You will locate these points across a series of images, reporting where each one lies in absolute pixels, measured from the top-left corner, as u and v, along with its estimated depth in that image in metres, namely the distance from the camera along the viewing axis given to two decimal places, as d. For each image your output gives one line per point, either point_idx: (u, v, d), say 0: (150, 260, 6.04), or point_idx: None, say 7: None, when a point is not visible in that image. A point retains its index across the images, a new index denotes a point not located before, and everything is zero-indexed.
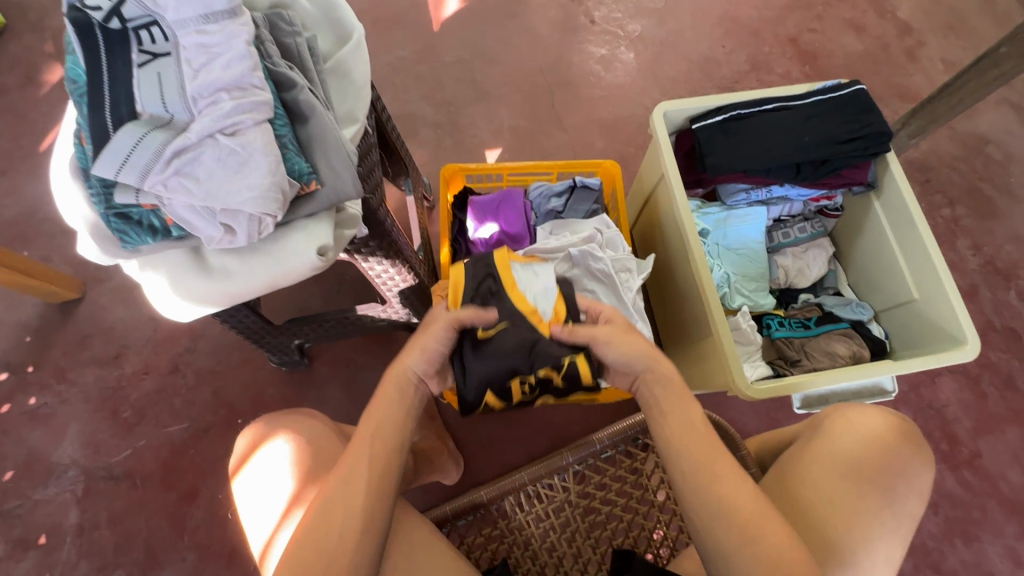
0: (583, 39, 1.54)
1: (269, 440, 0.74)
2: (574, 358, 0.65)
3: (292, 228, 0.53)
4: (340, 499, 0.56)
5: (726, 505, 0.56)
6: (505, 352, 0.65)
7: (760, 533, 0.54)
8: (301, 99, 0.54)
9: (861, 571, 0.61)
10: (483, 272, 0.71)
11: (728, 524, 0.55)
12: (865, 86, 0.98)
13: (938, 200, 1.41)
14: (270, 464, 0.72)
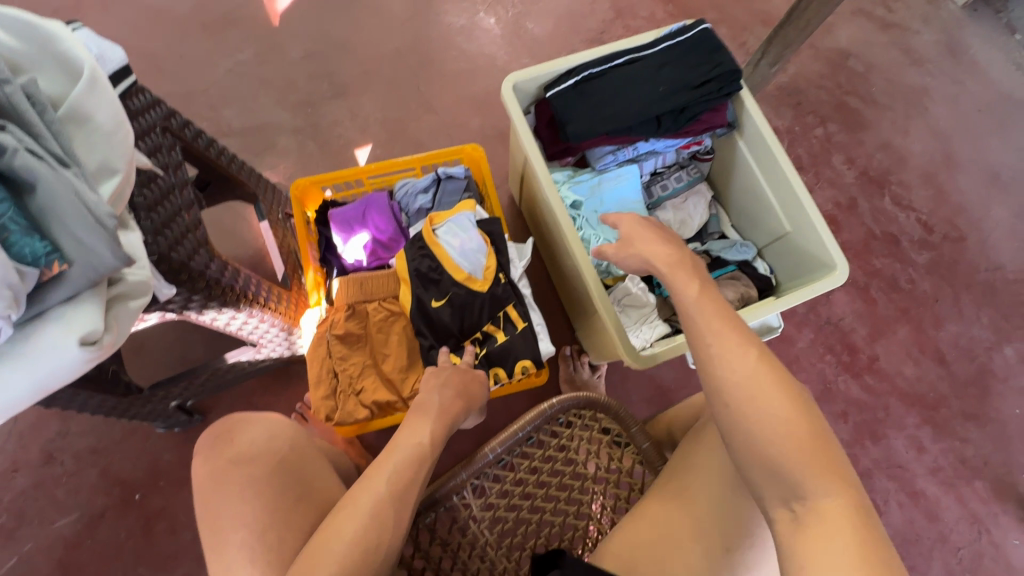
0: (439, 10, 1.44)
1: (246, 437, 0.66)
2: (507, 310, 0.87)
3: (46, 319, 0.45)
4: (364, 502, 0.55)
5: (740, 369, 0.52)
6: (452, 322, 0.86)
7: (779, 408, 0.50)
8: (16, 165, 0.44)
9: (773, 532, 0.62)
10: (418, 253, 0.88)
11: (755, 413, 0.50)
12: (710, 24, 0.96)
13: (811, 121, 1.44)
14: (241, 466, 0.64)
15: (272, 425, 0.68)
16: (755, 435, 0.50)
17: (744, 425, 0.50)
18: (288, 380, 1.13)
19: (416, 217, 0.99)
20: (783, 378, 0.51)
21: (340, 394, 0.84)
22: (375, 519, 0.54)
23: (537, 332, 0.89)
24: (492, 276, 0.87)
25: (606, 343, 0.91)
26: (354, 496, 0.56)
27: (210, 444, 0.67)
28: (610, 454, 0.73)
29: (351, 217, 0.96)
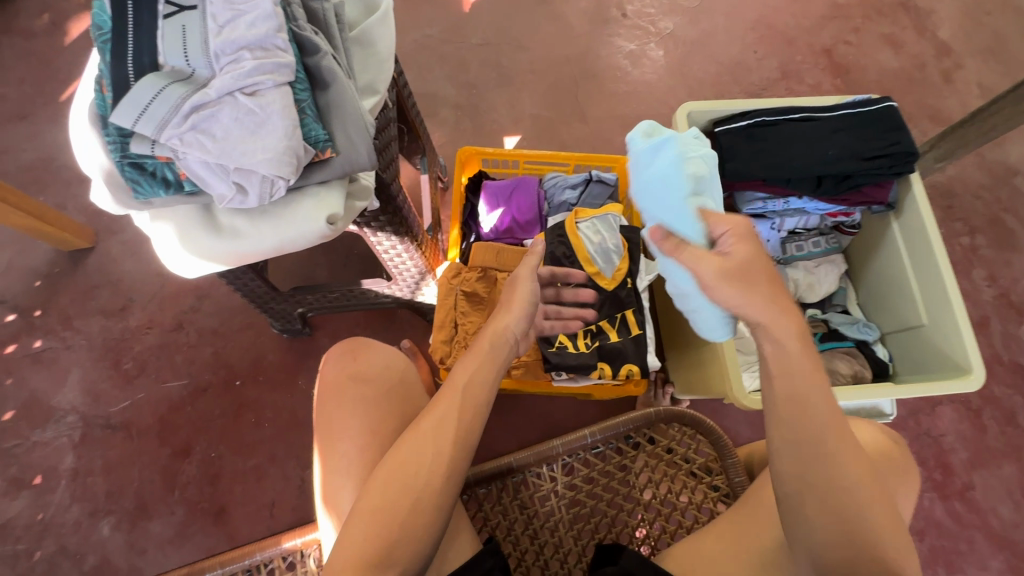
0: (613, 32, 1.52)
1: (360, 361, 0.73)
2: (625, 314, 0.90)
3: (303, 194, 0.53)
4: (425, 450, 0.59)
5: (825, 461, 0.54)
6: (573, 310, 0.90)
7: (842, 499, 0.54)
8: (323, 65, 0.53)
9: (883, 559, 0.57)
10: (557, 239, 0.93)
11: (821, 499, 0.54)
12: (896, 103, 0.96)
13: (959, 228, 1.39)
14: (355, 390, 0.71)
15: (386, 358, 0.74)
16: (810, 504, 0.54)
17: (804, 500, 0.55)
18: (390, 323, 1.21)
19: (557, 210, 1.04)
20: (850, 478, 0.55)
21: (456, 344, 0.89)
22: (426, 467, 0.58)
23: (648, 343, 0.90)
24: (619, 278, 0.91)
25: (710, 376, 0.93)
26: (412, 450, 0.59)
27: (336, 356, 0.74)
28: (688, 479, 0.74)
29: (501, 193, 1.02)
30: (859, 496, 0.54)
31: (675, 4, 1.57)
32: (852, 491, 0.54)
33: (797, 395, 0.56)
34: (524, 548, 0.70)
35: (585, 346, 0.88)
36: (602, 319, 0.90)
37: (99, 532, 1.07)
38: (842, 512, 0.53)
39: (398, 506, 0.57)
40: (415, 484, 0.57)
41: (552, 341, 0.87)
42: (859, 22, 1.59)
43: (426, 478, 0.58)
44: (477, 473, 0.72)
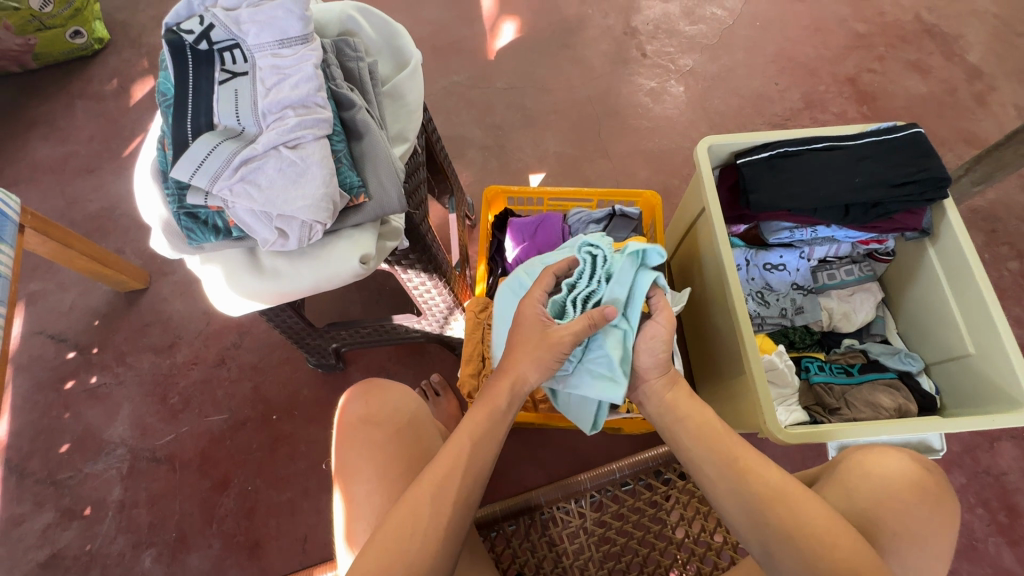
0: (634, 71, 1.57)
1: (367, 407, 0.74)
2: None
3: (338, 236, 0.57)
4: (430, 502, 0.58)
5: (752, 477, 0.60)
6: None
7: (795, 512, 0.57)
8: (358, 118, 0.57)
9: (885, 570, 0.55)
10: None
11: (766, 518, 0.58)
12: (923, 129, 0.95)
13: (1006, 252, 1.33)
14: (366, 434, 0.72)
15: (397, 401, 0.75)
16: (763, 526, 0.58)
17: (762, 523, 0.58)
18: (420, 356, 1.23)
19: None
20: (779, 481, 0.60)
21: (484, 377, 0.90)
22: (428, 522, 0.57)
23: None
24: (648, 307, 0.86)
25: (743, 409, 0.90)
26: (413, 503, 0.58)
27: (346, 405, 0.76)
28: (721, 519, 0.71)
29: (526, 229, 1.04)
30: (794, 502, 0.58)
31: (695, 42, 1.61)
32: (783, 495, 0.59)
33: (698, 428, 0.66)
34: None
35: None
36: None
37: (141, 564, 1.10)
38: (778, 515, 0.57)
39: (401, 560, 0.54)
40: (418, 534, 0.56)
41: None
42: (882, 50, 1.59)
43: (436, 531, 0.56)
44: (503, 510, 0.72)
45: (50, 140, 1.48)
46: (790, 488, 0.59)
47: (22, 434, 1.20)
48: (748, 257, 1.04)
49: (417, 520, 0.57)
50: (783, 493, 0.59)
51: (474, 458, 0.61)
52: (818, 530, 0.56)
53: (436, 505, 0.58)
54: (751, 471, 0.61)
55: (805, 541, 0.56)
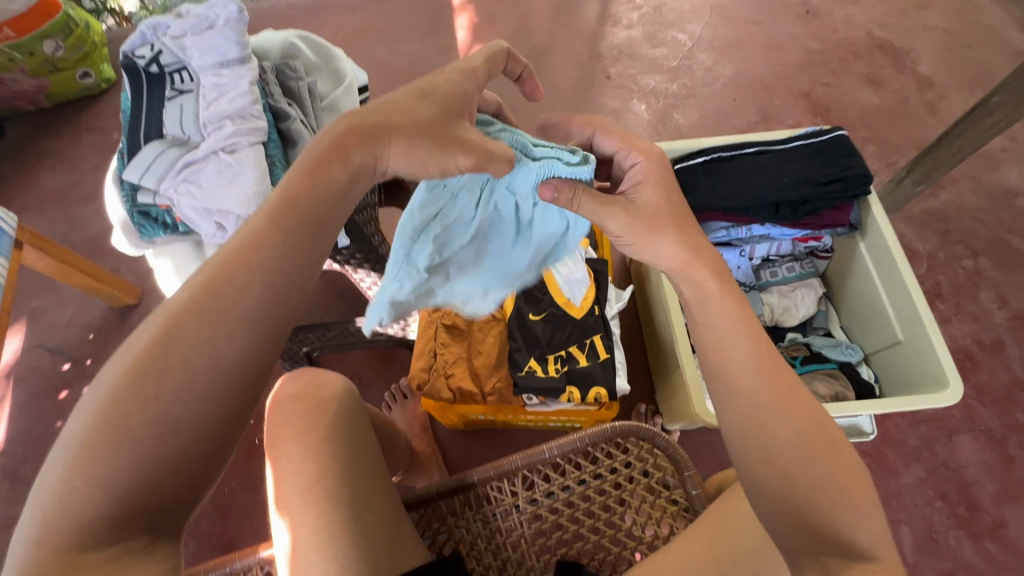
0: (599, 92, 1.67)
1: (290, 395, 0.71)
2: (593, 340, 0.94)
3: None
4: (182, 359, 0.46)
5: (767, 437, 0.50)
6: (543, 338, 0.95)
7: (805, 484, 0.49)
8: (292, 128, 0.65)
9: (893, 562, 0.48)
10: None
11: (771, 489, 0.50)
12: (846, 132, 1.02)
13: (960, 251, 1.36)
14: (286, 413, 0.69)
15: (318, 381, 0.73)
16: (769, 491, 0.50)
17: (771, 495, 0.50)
18: (391, 361, 1.29)
19: None
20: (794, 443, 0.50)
21: (435, 371, 0.96)
22: (168, 392, 0.45)
23: (617, 367, 0.94)
24: (592, 302, 0.96)
25: (681, 398, 0.95)
26: (155, 358, 0.45)
27: (282, 390, 0.72)
28: (645, 495, 0.75)
29: None
30: (805, 471, 0.49)
31: (657, 63, 1.71)
32: (793, 463, 0.49)
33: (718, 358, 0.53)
34: (482, 565, 0.73)
35: (554, 370, 0.93)
36: (571, 345, 0.94)
37: None
38: (784, 489, 0.49)
39: (120, 435, 0.43)
40: (147, 400, 0.44)
41: (522, 367, 0.94)
42: (836, 65, 1.67)
43: (178, 405, 0.45)
44: (438, 488, 0.75)
45: (58, 170, 1.61)
46: (806, 454, 0.49)
47: (16, 441, 1.27)
48: None
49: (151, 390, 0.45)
50: (797, 455, 0.49)
51: (242, 311, 0.48)
52: (831, 507, 0.48)
53: (178, 388, 0.45)
54: (770, 431, 0.50)
55: (805, 518, 0.49)
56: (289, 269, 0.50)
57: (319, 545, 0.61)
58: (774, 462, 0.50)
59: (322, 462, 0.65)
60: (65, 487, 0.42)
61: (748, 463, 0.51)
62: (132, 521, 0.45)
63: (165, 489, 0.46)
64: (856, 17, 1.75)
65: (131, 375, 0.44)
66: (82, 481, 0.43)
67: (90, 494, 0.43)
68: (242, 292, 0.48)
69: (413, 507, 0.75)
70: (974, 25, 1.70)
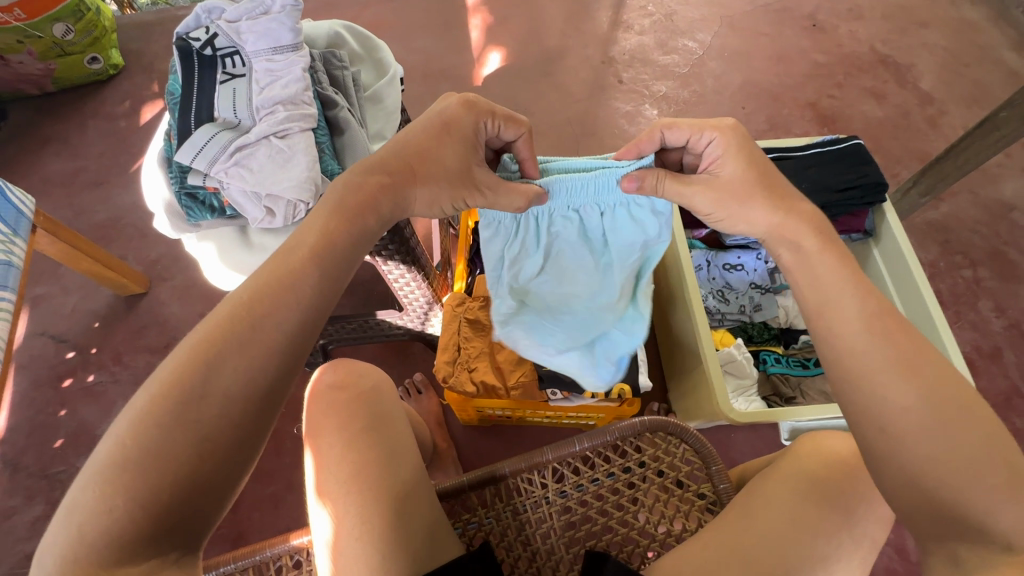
0: (611, 96, 1.69)
1: (326, 385, 0.73)
2: None
3: None
4: (220, 382, 0.47)
5: (879, 406, 0.49)
6: None
7: (926, 455, 0.47)
8: (340, 116, 0.66)
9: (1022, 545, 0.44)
10: None
11: (887, 456, 0.49)
12: (862, 141, 1.04)
13: (959, 261, 1.41)
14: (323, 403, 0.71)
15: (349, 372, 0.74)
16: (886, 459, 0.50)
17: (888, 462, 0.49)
18: (404, 356, 1.29)
19: None
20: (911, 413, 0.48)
21: (459, 364, 0.97)
22: (209, 415, 0.47)
23: (639, 363, 0.96)
24: None
25: (700, 395, 0.97)
26: (193, 379, 0.47)
27: (319, 379, 0.74)
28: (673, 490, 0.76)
29: None
30: (919, 442, 0.47)
31: (667, 69, 1.74)
32: (906, 433, 0.48)
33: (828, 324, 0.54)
34: (511, 556, 0.73)
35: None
36: None
37: None
38: (897, 457, 0.49)
39: (165, 460, 0.44)
40: (186, 423, 0.46)
41: None
42: (841, 78, 1.71)
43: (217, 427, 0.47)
44: (469, 480, 0.76)
45: (63, 156, 1.58)
46: (927, 424, 0.47)
47: (18, 430, 1.24)
48: (709, 258, 1.11)
49: (189, 414, 0.46)
50: (915, 425, 0.48)
51: (276, 333, 0.50)
52: (949, 479, 0.46)
53: (216, 411, 0.47)
54: (880, 399, 0.49)
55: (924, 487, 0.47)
56: (316, 310, 0.52)
57: (360, 537, 0.63)
58: (889, 432, 0.49)
59: (361, 455, 0.67)
60: (105, 507, 0.42)
61: (865, 429, 0.51)
62: (165, 537, 0.45)
63: (200, 506, 0.47)
64: (860, 33, 1.80)
65: (172, 400, 0.45)
66: (127, 499, 0.43)
67: (127, 512, 0.43)
68: (273, 325, 0.50)
69: (444, 497, 0.76)
70: (972, 44, 1.76)
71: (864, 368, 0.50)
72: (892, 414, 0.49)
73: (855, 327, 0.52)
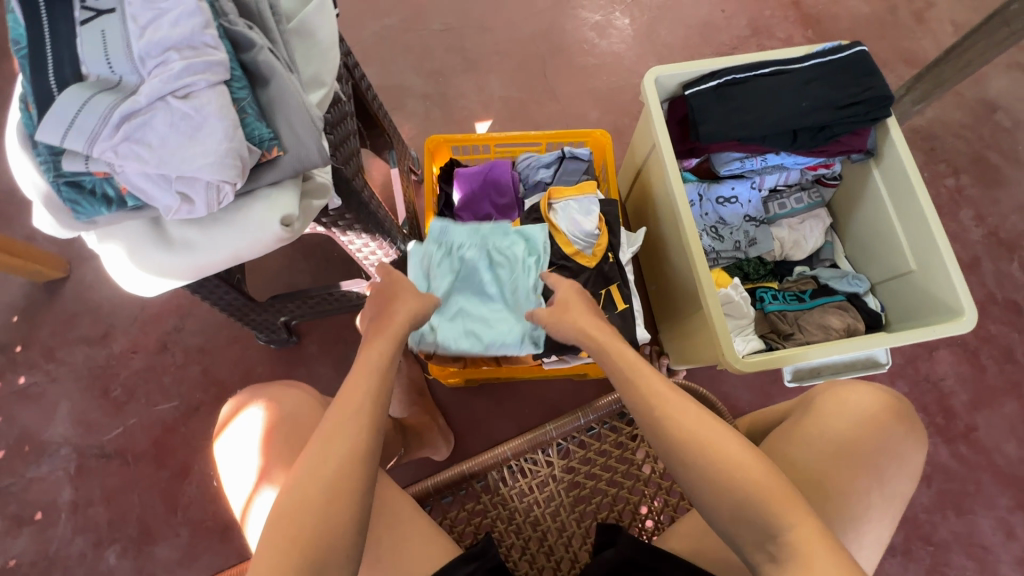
0: (577, 4, 1.48)
1: (249, 409, 0.71)
2: (608, 290, 0.88)
3: (255, 197, 0.51)
4: (320, 463, 0.52)
5: (665, 425, 0.57)
6: None
7: (726, 464, 0.53)
8: (260, 60, 0.50)
9: (790, 529, 0.49)
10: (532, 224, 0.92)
11: (708, 479, 0.53)
12: (866, 47, 0.93)
13: (943, 169, 1.37)
14: (243, 434, 0.70)
15: (274, 393, 0.72)
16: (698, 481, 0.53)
17: (698, 482, 0.53)
18: None
19: (534, 190, 1.02)
20: (733, 449, 0.54)
21: None
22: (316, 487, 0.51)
23: (636, 316, 0.88)
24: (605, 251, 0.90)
25: (702, 341, 0.91)
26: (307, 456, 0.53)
27: (228, 412, 0.74)
28: None
29: (474, 179, 1.00)
30: (718, 466, 0.53)
31: None
32: (704, 472, 0.53)
33: (661, 403, 0.58)
34: (519, 540, 0.69)
35: None
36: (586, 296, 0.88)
37: (106, 562, 1.06)
38: (699, 464, 0.53)
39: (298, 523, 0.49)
40: (308, 495, 0.51)
41: None
42: None
43: (327, 487, 0.51)
44: (472, 467, 0.71)
45: None
46: (702, 436, 0.55)
47: None
48: (701, 191, 1.03)
49: (308, 489, 0.51)
50: (696, 440, 0.54)
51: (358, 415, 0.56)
52: (744, 480, 0.51)
53: (320, 476, 0.52)
54: (676, 423, 0.56)
55: (725, 485, 0.52)
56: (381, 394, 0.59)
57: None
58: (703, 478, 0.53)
59: None
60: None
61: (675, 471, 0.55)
62: None
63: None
64: None
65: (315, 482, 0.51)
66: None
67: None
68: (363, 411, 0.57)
69: (446, 490, 0.71)
70: None
71: (676, 424, 0.56)
72: (713, 459, 0.53)
73: (678, 411, 0.57)
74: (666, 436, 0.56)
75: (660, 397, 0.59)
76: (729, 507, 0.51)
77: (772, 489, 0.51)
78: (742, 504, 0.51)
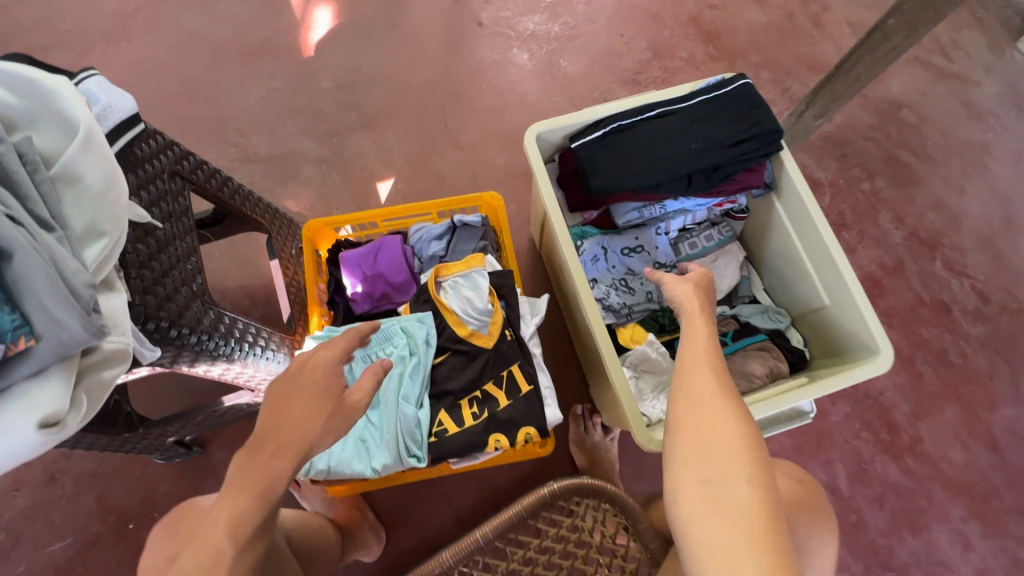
0: (472, 44, 1.42)
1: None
2: (510, 371, 0.82)
3: (8, 396, 0.43)
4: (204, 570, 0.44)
5: (688, 378, 0.55)
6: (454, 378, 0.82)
7: (715, 430, 0.50)
8: None
9: (723, 508, 0.47)
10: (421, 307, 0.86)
11: (690, 433, 0.51)
12: (750, 79, 0.90)
13: (858, 174, 1.36)
14: None
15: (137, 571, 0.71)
16: (685, 428, 0.52)
17: (683, 429, 0.52)
18: None
19: (429, 264, 0.95)
20: (738, 428, 0.51)
21: None
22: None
23: (543, 395, 0.82)
24: (502, 326, 0.83)
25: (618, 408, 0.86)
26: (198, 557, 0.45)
27: None
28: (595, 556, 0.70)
29: (361, 260, 0.93)
30: (712, 428, 0.50)
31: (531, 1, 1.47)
32: (699, 424, 0.51)
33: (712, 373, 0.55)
34: None
35: (472, 417, 0.79)
36: (487, 382, 0.81)
37: None
38: (693, 421, 0.51)
39: None
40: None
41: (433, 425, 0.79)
42: None
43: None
44: None
45: None
46: (717, 400, 0.52)
47: None
48: (604, 245, 0.97)
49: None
50: (705, 399, 0.53)
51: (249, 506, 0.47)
52: (723, 447, 0.49)
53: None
54: (697, 386, 0.54)
55: (697, 444, 0.50)
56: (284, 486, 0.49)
57: None
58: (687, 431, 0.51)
59: None
60: None
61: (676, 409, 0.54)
62: None
63: None
64: None
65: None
66: None
67: None
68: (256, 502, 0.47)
69: None
70: None
71: (703, 380, 0.54)
72: (706, 420, 0.51)
73: (727, 387, 0.54)
74: (685, 386, 0.55)
75: (705, 361, 0.56)
76: (693, 466, 0.49)
77: (743, 477, 0.48)
78: (710, 463, 0.49)
